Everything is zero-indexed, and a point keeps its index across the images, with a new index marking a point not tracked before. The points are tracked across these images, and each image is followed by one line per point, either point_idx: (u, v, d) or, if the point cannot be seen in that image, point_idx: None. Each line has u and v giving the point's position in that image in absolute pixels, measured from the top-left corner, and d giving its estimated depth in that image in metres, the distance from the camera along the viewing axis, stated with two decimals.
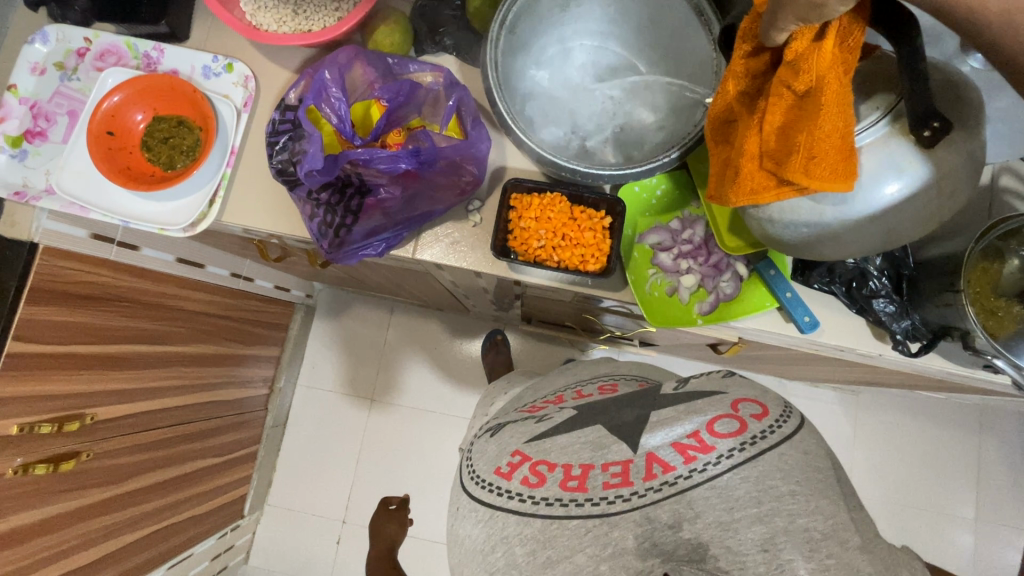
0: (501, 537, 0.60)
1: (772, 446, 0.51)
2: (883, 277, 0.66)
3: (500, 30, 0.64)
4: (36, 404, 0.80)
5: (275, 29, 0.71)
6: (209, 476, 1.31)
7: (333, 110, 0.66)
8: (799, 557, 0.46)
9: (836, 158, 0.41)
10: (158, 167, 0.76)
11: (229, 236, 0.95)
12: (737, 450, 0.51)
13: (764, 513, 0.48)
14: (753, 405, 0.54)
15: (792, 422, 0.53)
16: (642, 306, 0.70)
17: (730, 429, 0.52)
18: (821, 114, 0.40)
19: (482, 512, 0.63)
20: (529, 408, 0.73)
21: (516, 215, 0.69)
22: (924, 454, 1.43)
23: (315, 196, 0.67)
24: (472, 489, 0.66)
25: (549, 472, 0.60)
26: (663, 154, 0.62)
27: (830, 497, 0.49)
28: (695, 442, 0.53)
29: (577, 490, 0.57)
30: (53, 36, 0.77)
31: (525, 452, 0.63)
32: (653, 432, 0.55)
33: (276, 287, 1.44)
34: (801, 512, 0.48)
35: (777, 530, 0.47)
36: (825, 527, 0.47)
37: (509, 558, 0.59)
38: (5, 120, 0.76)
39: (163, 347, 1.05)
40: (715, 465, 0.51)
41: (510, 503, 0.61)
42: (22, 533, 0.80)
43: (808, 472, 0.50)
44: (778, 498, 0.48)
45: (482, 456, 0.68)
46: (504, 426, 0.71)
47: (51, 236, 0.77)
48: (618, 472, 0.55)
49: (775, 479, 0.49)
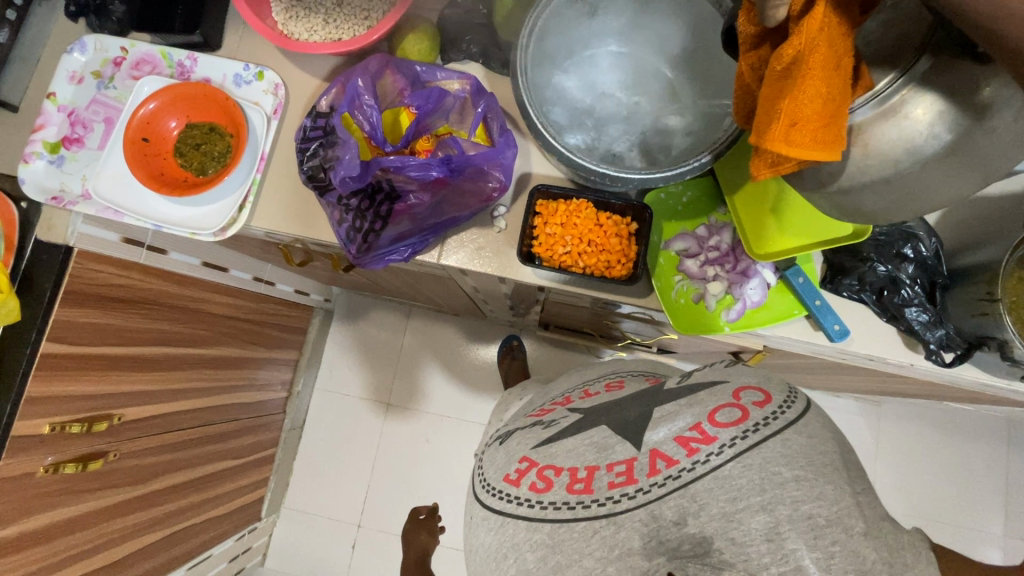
0: (511, 543, 0.60)
1: (776, 432, 0.50)
2: (914, 285, 0.65)
3: (528, 37, 0.63)
4: (70, 403, 0.82)
5: (306, 37, 0.72)
6: (230, 478, 1.33)
7: (366, 117, 0.67)
8: (803, 546, 0.46)
9: (817, 124, 0.39)
10: (189, 172, 0.76)
11: (254, 240, 0.97)
12: (739, 439, 0.50)
13: (767, 501, 0.48)
14: (755, 393, 0.54)
15: (796, 407, 0.52)
16: (670, 314, 0.69)
17: (732, 418, 0.52)
18: (804, 80, 0.38)
19: (493, 519, 0.63)
20: (536, 413, 0.73)
21: (541, 220, 0.69)
22: (948, 466, 1.40)
23: (344, 201, 0.68)
24: (484, 497, 0.66)
25: (555, 477, 0.59)
26: (694, 159, 0.62)
27: (835, 483, 0.48)
28: (697, 434, 0.52)
29: (583, 493, 0.56)
30: (91, 46, 0.79)
31: (532, 458, 0.62)
32: (656, 428, 0.55)
33: (296, 292, 1.46)
34: (805, 498, 0.47)
35: (781, 518, 0.47)
36: (831, 514, 0.47)
37: (520, 564, 0.59)
38: (43, 127, 0.78)
39: (188, 349, 1.06)
40: (717, 455, 0.50)
41: (519, 509, 0.60)
42: (53, 530, 0.82)
43: (813, 456, 0.49)
44: (781, 486, 0.48)
45: (492, 464, 0.68)
46: (512, 433, 0.71)
47: (85, 239, 0.79)
48: (623, 471, 0.55)
49: (779, 465, 0.48)
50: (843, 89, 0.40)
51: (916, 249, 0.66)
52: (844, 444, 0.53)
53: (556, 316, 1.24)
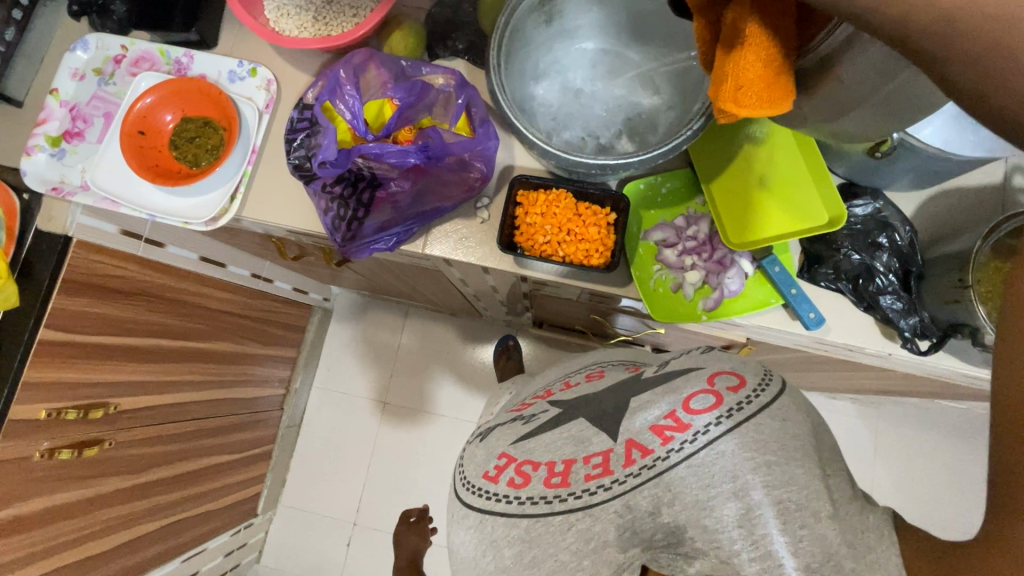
0: (490, 540, 0.59)
1: (749, 417, 0.50)
2: (889, 274, 0.66)
3: (500, 38, 0.64)
4: (66, 391, 0.85)
5: (296, 34, 0.74)
6: (226, 472, 1.35)
7: (347, 106, 0.68)
8: (773, 531, 0.46)
9: (762, 84, 0.41)
10: (183, 164, 0.78)
11: (250, 234, 0.99)
12: (714, 425, 0.50)
13: (739, 488, 0.47)
14: (730, 377, 0.53)
15: (770, 392, 0.51)
16: (646, 300, 0.70)
17: (706, 404, 0.51)
18: (746, 44, 0.40)
19: (472, 517, 0.62)
20: (517, 407, 0.72)
21: (522, 211, 0.71)
22: (947, 469, 1.38)
23: (329, 190, 0.70)
24: (463, 494, 0.65)
25: (533, 472, 0.58)
26: (687, 128, 0.62)
27: (807, 467, 0.48)
28: (672, 422, 0.52)
29: (560, 486, 0.56)
30: (93, 45, 0.82)
31: (510, 454, 0.62)
32: (633, 417, 0.55)
33: (295, 290, 1.48)
34: (775, 483, 0.47)
35: (753, 503, 0.47)
36: (800, 498, 0.46)
37: (498, 561, 0.58)
38: (46, 122, 0.81)
39: (185, 343, 1.09)
40: (691, 443, 0.50)
41: (497, 506, 0.59)
42: (47, 515, 0.84)
43: (785, 440, 0.48)
44: (753, 470, 0.47)
45: (471, 461, 0.67)
46: (493, 428, 0.70)
47: (85, 230, 0.81)
48: (599, 463, 0.55)
49: (752, 450, 0.48)
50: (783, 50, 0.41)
51: (891, 239, 0.67)
52: (819, 428, 0.52)
53: (548, 313, 1.25)
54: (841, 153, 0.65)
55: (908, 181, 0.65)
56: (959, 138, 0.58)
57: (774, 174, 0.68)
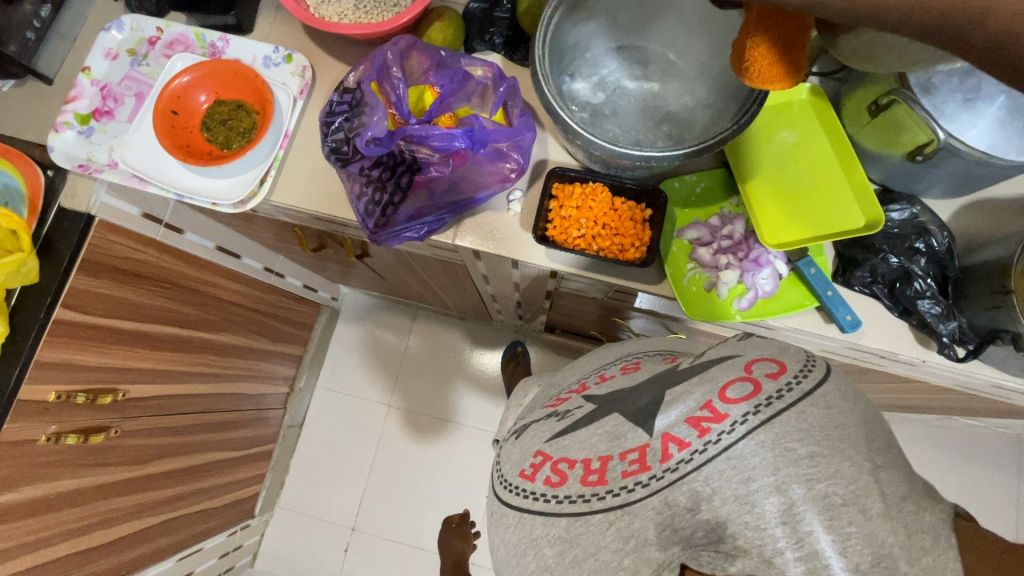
0: (530, 539, 0.56)
1: (790, 405, 0.44)
2: (927, 278, 0.66)
3: (544, 31, 0.63)
4: (76, 372, 0.82)
5: (337, 20, 0.74)
6: (227, 470, 1.32)
7: (392, 89, 0.69)
8: (818, 527, 0.40)
9: (764, 63, 0.44)
10: (214, 146, 0.78)
11: (270, 222, 0.98)
12: (752, 415, 0.44)
13: (780, 481, 0.41)
14: (768, 364, 0.47)
15: (814, 376, 0.45)
16: (680, 299, 0.70)
17: (743, 393, 0.45)
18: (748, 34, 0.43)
19: (511, 516, 0.59)
20: (552, 402, 0.68)
21: (557, 204, 0.70)
22: (961, 491, 1.36)
23: (366, 173, 0.69)
24: (502, 493, 0.62)
25: (569, 470, 0.55)
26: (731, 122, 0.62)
27: (853, 460, 0.41)
28: (707, 413, 0.46)
29: (597, 484, 0.51)
30: (128, 26, 0.83)
31: (546, 451, 0.59)
32: (666, 411, 0.49)
33: (306, 287, 1.47)
34: (820, 476, 0.41)
35: (796, 499, 0.41)
36: (847, 493, 0.40)
37: (540, 560, 0.55)
38: (76, 99, 0.80)
39: (196, 333, 1.06)
40: (729, 433, 0.44)
41: (536, 505, 0.56)
42: (46, 503, 0.81)
43: (830, 429, 0.42)
44: (795, 463, 0.41)
45: (508, 460, 0.64)
46: (528, 426, 0.67)
47: (107, 210, 0.80)
48: (636, 458, 0.49)
49: (793, 441, 0.42)
50: (788, 27, 0.42)
51: (927, 244, 0.67)
52: (871, 419, 0.44)
53: (563, 316, 1.23)
54: (877, 157, 0.66)
55: (942, 189, 0.66)
56: (1006, 140, 0.56)
57: (808, 179, 0.68)
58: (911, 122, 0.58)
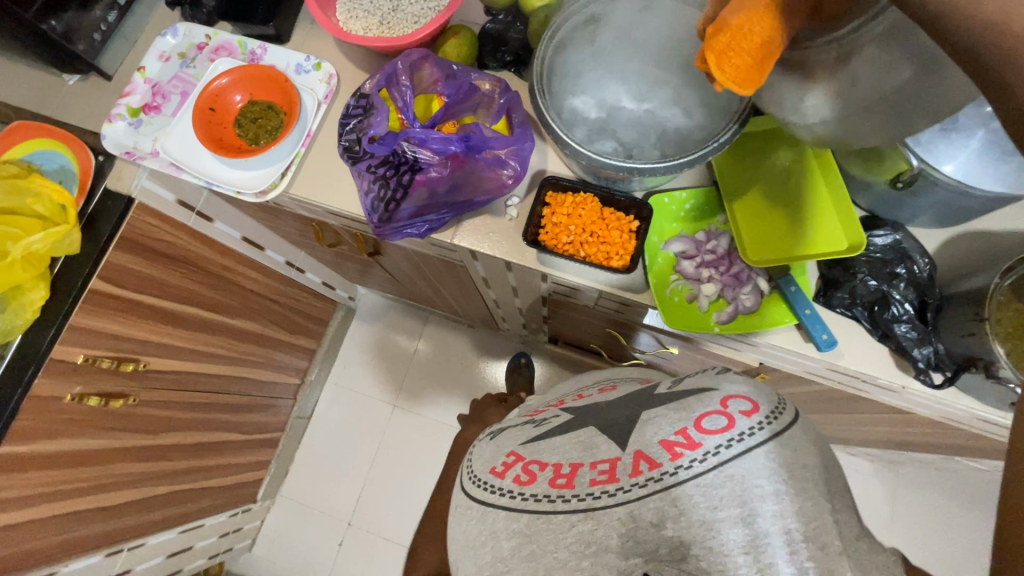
0: (489, 532, 0.58)
1: (762, 444, 0.44)
2: (905, 303, 0.67)
3: (545, 52, 0.70)
4: (104, 339, 0.89)
5: (362, 34, 0.82)
6: (234, 451, 1.38)
7: (401, 96, 0.75)
8: (779, 560, 0.41)
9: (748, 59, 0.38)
10: (244, 141, 0.86)
11: (291, 217, 1.05)
12: (724, 448, 0.45)
13: (747, 513, 0.42)
14: (743, 401, 0.47)
15: (785, 418, 0.46)
16: (661, 307, 0.72)
17: (716, 426, 0.46)
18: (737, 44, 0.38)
19: (475, 509, 0.61)
20: (531, 413, 0.72)
21: (549, 210, 0.74)
22: (973, 543, 1.32)
23: (373, 171, 0.76)
24: (469, 487, 0.64)
25: (539, 471, 0.56)
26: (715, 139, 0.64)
27: (815, 499, 0.43)
28: (682, 438, 0.47)
29: (565, 487, 0.53)
30: (181, 32, 0.92)
31: (519, 452, 0.61)
32: (647, 429, 0.50)
33: (324, 284, 1.54)
34: (785, 512, 0.42)
35: (761, 531, 0.42)
36: (807, 530, 0.42)
37: (496, 552, 0.57)
38: (131, 95, 0.90)
39: (218, 316, 1.14)
40: (700, 463, 0.45)
41: (501, 500, 0.58)
42: (63, 458, 0.87)
43: (794, 469, 0.43)
44: (761, 499, 0.42)
45: (480, 457, 0.66)
46: (505, 429, 0.70)
47: (146, 193, 0.88)
48: (605, 470, 0.51)
49: (761, 478, 0.43)
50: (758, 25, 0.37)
51: (909, 269, 0.68)
52: (831, 461, 0.47)
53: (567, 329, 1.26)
54: (863, 183, 0.67)
55: (930, 217, 0.67)
56: (980, 174, 0.59)
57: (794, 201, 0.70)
58: (890, 150, 0.59)
